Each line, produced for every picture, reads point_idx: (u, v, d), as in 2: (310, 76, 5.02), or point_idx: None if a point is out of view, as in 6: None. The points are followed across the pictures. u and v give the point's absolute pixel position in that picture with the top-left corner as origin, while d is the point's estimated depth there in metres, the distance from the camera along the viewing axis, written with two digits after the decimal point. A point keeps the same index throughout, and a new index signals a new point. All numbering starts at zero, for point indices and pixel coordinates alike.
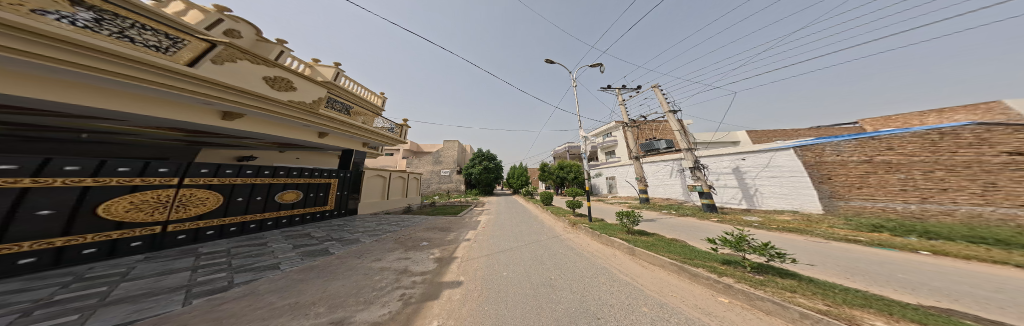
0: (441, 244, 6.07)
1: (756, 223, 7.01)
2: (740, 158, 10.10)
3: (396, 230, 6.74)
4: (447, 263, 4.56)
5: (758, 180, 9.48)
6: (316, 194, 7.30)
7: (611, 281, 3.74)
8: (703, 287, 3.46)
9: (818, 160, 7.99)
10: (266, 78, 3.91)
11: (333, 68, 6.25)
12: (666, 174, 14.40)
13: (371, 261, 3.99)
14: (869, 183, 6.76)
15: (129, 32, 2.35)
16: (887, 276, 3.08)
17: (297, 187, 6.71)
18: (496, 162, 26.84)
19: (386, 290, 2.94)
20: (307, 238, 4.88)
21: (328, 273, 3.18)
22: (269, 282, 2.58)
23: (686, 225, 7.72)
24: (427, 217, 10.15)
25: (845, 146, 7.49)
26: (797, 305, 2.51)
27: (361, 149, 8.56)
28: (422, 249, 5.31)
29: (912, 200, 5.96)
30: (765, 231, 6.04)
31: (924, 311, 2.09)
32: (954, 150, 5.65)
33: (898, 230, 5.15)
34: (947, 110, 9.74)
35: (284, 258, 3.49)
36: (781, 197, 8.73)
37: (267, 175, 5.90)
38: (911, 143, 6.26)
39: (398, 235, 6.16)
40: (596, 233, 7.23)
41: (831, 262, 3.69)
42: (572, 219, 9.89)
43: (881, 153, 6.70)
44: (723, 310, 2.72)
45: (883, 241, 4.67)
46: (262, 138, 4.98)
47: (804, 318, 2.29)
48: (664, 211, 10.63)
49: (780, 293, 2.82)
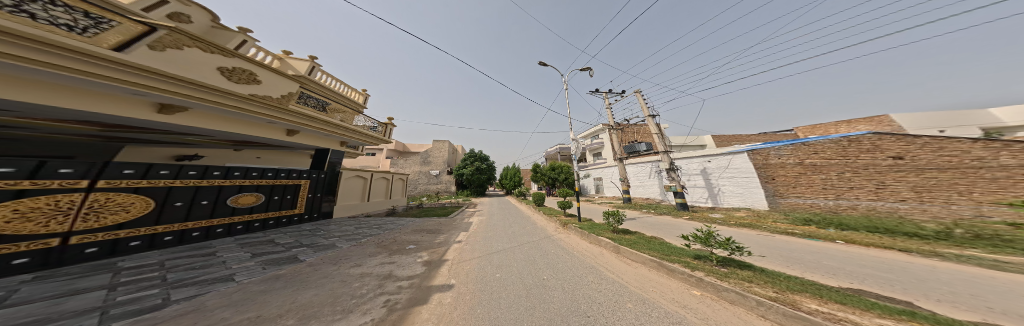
0: (429, 247, 5.87)
1: (719, 220, 7.72)
2: (706, 160, 10.84)
3: (378, 234, 6.39)
4: (436, 266, 4.43)
5: (720, 180, 10.20)
6: (281, 197, 6.80)
7: (599, 279, 3.87)
8: (678, 281, 3.71)
9: (765, 162, 8.90)
10: (222, 69, 3.55)
11: (308, 62, 5.87)
12: (646, 175, 15.26)
13: (350, 267, 3.76)
14: (801, 183, 7.89)
15: (34, 7, 2.01)
16: (813, 262, 3.60)
17: (257, 190, 6.20)
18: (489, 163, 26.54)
19: (368, 297, 2.79)
20: (270, 246, 4.47)
21: (297, 282, 2.95)
22: (220, 296, 2.33)
23: (663, 223, 8.26)
24: (415, 219, 9.78)
25: (784, 150, 8.45)
26: (754, 293, 2.80)
27: (337, 148, 8.05)
28: (408, 253, 5.11)
29: (830, 196, 7.28)
30: (727, 226, 6.67)
31: (839, 292, 2.47)
32: (858, 154, 6.96)
33: (822, 223, 6.03)
34: (861, 122, 11.71)
35: (238, 269, 3.16)
36: (737, 196, 9.59)
37: (216, 177, 5.34)
38: (830, 148, 7.48)
39: (380, 239, 5.86)
40: (585, 233, 7.46)
41: (774, 253, 4.19)
42: (563, 219, 10.13)
43: (811, 157, 7.78)
44: (696, 303, 2.92)
45: (813, 233, 5.37)
46: (213, 135, 4.49)
47: (759, 306, 2.60)
48: (643, 210, 11.28)
49: (741, 283, 3.12)
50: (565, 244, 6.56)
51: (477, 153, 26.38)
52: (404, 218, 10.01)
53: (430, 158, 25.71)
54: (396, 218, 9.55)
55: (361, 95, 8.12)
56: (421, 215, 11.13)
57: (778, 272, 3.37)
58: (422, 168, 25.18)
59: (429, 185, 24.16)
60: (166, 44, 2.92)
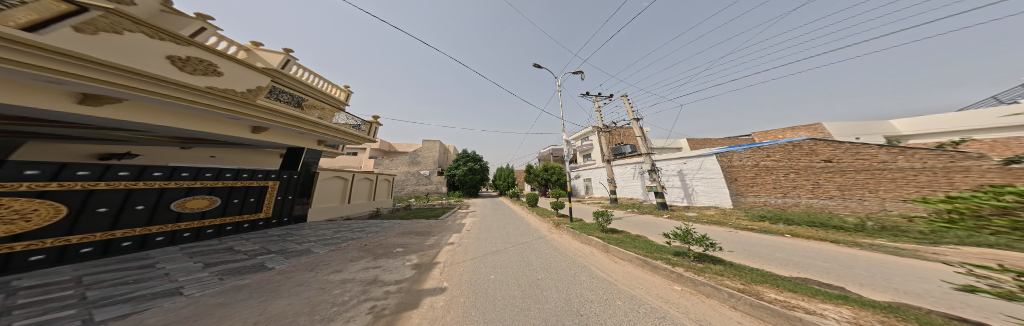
0: (419, 250, 5.69)
1: (694, 218, 8.32)
2: (683, 162, 11.40)
3: (361, 237, 6.08)
4: (427, 269, 4.30)
5: (693, 181, 10.90)
6: (242, 200, 6.14)
7: (590, 278, 3.97)
8: (662, 278, 3.88)
9: (730, 164, 9.85)
10: (172, 58, 3.20)
11: (281, 54, 5.47)
12: (630, 176, 15.97)
13: (329, 273, 3.53)
14: (757, 182, 9.13)
15: None
16: (769, 255, 4.04)
17: (212, 193, 5.51)
18: (482, 163, 26.24)
19: (351, 304, 2.63)
20: (229, 254, 4.07)
21: (266, 292, 2.72)
22: (165, 313, 2.08)
23: (647, 222, 8.70)
24: (403, 221, 9.45)
25: (746, 153, 9.58)
26: (726, 286, 3.03)
27: (314, 147, 7.56)
28: (396, 256, 4.92)
29: (778, 195, 8.61)
30: (700, 224, 7.17)
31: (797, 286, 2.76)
32: (800, 157, 8.52)
33: (773, 219, 6.80)
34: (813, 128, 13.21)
35: (187, 281, 2.83)
36: (708, 195, 10.31)
37: (158, 178, 4.64)
38: (780, 151, 8.93)
39: (364, 243, 5.57)
40: (576, 232, 7.63)
41: (741, 247, 4.55)
42: (556, 220, 10.28)
43: (765, 160, 9.10)
44: (677, 297, 3.11)
45: (768, 228, 5.96)
46: (161, 131, 4.03)
47: (731, 298, 2.84)
48: (628, 210, 11.83)
49: (715, 277, 3.37)
50: (557, 244, 6.65)
51: (471, 153, 25.98)
52: (392, 220, 9.64)
53: (419, 158, 24.95)
54: (382, 221, 9.16)
55: (342, 91, 7.69)
56: (410, 217, 10.75)
57: (742, 264, 3.70)
58: (410, 168, 24.36)
59: (417, 186, 23.40)
60: (99, 28, 2.58)
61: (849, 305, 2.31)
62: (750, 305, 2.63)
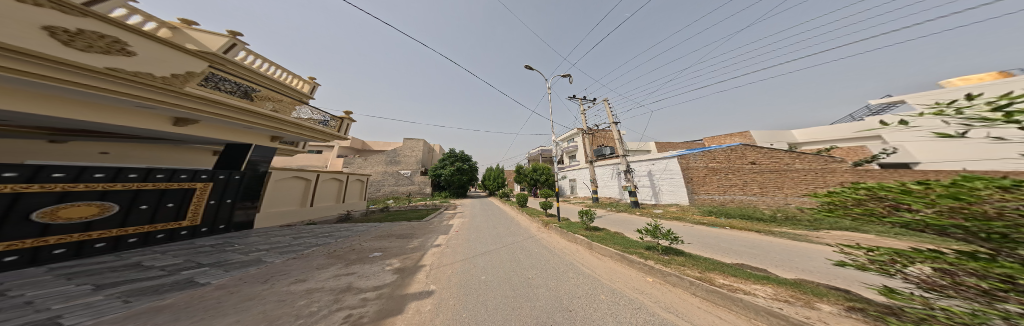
0: (400, 253, 5.36)
1: (660, 214, 9.15)
2: (651, 163, 12.37)
3: (329, 243, 5.52)
4: (410, 273, 4.07)
5: (659, 181, 11.93)
6: (155, 206, 4.85)
7: (577, 275, 4.10)
8: (636, 271, 4.17)
9: (687, 166, 11.15)
10: (51, 30, 2.56)
11: (227, 38, 4.73)
12: (609, 176, 16.94)
13: (289, 284, 3.14)
14: (707, 182, 10.73)
15: None
16: (719, 246, 4.64)
17: (108, 198, 4.21)
18: (471, 163, 25.68)
19: (321, 315, 2.38)
20: (142, 271, 3.36)
21: (200, 311, 2.32)
22: None
23: (622, 219, 9.36)
24: (380, 224, 8.83)
25: (700, 156, 11.07)
26: (688, 276, 3.35)
27: (269, 145, 6.68)
28: (374, 261, 4.57)
29: (720, 193, 10.44)
30: (665, 220, 7.83)
31: (740, 274, 3.21)
32: (740, 160, 10.57)
33: (719, 213, 7.79)
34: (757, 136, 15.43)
35: (76, 308, 2.26)
36: (671, 193, 11.37)
37: (10, 179, 3.31)
38: (726, 154, 10.88)
39: (332, 249, 5.06)
40: (564, 231, 7.83)
41: (698, 240, 5.12)
42: (544, 219, 10.42)
43: (711, 162, 10.88)
44: (650, 289, 3.35)
45: (714, 221, 6.84)
46: (39, 120, 3.25)
47: (691, 285, 3.17)
48: (606, 208, 12.56)
49: (679, 267, 3.72)
50: (546, 243, 6.76)
51: (459, 153, 25.26)
52: (368, 223, 8.96)
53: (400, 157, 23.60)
54: (356, 225, 8.43)
55: (306, 84, 6.97)
56: (388, 220, 10.07)
57: (700, 255, 4.17)
58: (389, 168, 22.90)
59: (397, 187, 22.02)
60: None
61: (774, 284, 2.82)
62: (706, 290, 2.96)
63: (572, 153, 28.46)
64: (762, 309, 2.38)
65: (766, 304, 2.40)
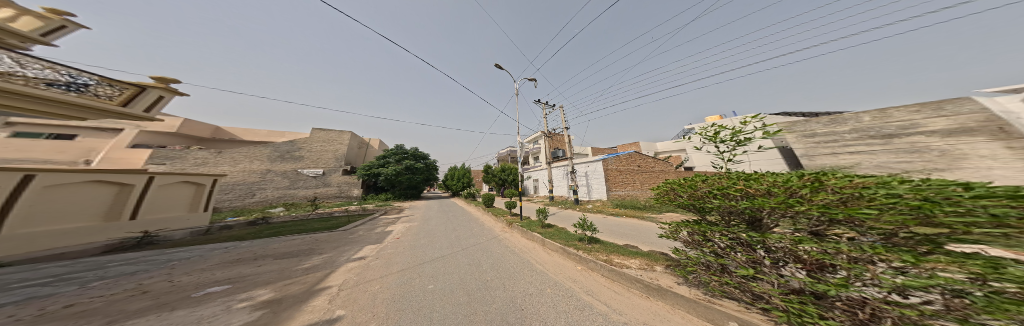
0: (280, 279, 3.89)
1: (592, 208, 11.10)
2: (586, 165, 14.79)
3: (85, 293, 3.23)
4: (294, 303, 2.97)
5: (592, 180, 14.42)
6: None
7: (531, 271, 4.20)
8: (570, 260, 4.74)
9: (609, 168, 13.95)
10: None
11: None
12: (560, 177, 19.08)
13: None
14: (620, 180, 13.96)
15: None
16: (631, 233, 6.02)
17: None
18: (427, 161, 22.65)
19: None
20: None
21: None
22: None
23: (567, 215, 10.62)
24: (253, 243, 6.25)
25: (618, 161, 14.16)
26: (601, 261, 4.06)
27: None
28: (209, 302, 3.05)
29: (625, 189, 13.94)
30: (595, 213, 9.64)
31: (633, 254, 4.25)
32: (637, 164, 14.63)
33: (623, 205, 10.28)
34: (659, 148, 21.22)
35: None
36: (597, 191, 13.95)
37: None
38: (633, 160, 14.67)
39: (82, 302, 2.96)
40: (524, 229, 7.97)
41: (610, 228, 6.59)
42: (508, 219, 10.30)
43: (624, 166, 14.25)
44: (578, 275, 3.85)
45: (617, 212, 9.07)
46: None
47: (599, 267, 3.93)
48: (558, 205, 14.04)
49: (595, 254, 4.48)
50: (508, 243, 6.64)
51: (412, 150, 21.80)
52: (209, 244, 6.15)
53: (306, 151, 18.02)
54: (180, 250, 5.62)
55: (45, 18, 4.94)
56: (273, 235, 7.30)
57: (614, 241, 5.33)
58: (287, 165, 17.15)
59: (308, 190, 16.97)
60: None
61: (648, 260, 3.87)
62: (608, 270, 3.70)
63: (533, 154, 30.27)
64: (633, 278, 3.24)
65: (635, 275, 3.27)
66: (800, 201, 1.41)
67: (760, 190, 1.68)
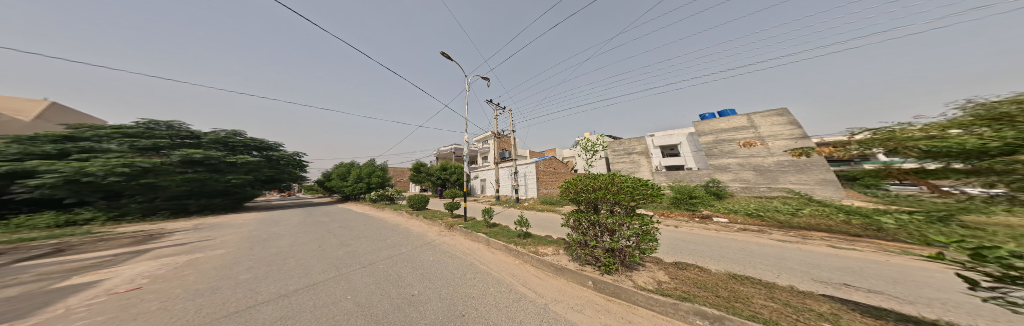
0: None
1: (529, 206, 13.02)
2: (522, 166, 17.84)
3: None
4: None
5: (528, 180, 17.43)
6: None
7: (472, 273, 3.77)
8: (508, 255, 4.78)
9: (541, 169, 17.52)
10: None
11: None
12: (503, 177, 20.84)
13: None
14: (547, 181, 17.69)
15: None
16: (552, 227, 7.58)
17: None
18: (270, 154, 14.61)
19: None
20: None
21: None
22: None
23: (508, 213, 11.50)
24: None
25: (547, 164, 17.93)
26: (535, 252, 4.44)
27: None
28: None
29: (548, 187, 17.68)
30: (528, 211, 11.70)
31: (553, 242, 5.26)
32: (558, 169, 18.83)
33: (547, 202, 13.26)
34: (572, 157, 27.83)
35: None
36: (530, 189, 17.21)
37: None
38: (556, 165, 18.64)
39: None
40: (468, 231, 7.17)
41: (538, 223, 8.45)
42: (449, 221, 9.06)
43: (550, 170, 18.12)
44: (518, 268, 3.97)
45: (541, 207, 12.41)
46: None
47: (524, 256, 4.51)
48: (500, 203, 15.24)
49: (527, 246, 4.99)
50: (447, 247, 5.61)
51: (197, 132, 12.24)
52: None
53: None
54: None
55: None
56: None
57: (540, 234, 6.44)
58: None
59: None
60: None
61: (561, 246, 4.88)
62: (536, 260, 4.07)
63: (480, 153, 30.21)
64: (547, 263, 3.93)
65: (554, 260, 3.95)
66: (611, 193, 3.35)
67: (601, 186, 3.45)
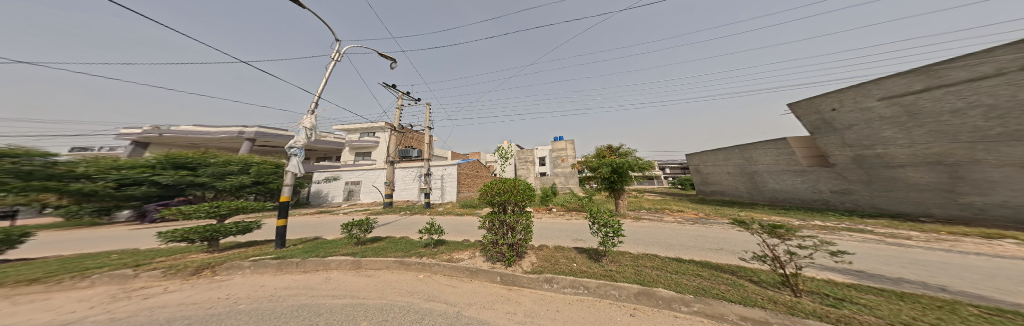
0: None
1: (444, 211, 12.89)
2: (443, 168, 17.47)
3: None
4: None
5: (445, 183, 17.28)
6: None
7: (319, 315, 2.19)
8: (405, 273, 3.98)
9: (463, 172, 18.19)
10: None
11: None
12: (410, 179, 17.95)
13: None
14: (465, 182, 18.45)
15: None
16: (467, 230, 8.31)
17: None
18: None
19: None
20: None
21: None
22: None
23: (413, 221, 10.37)
24: None
25: (466, 166, 18.71)
26: (449, 261, 4.27)
27: None
28: None
29: (464, 189, 18.34)
30: (444, 215, 11.75)
31: (466, 244, 5.84)
32: (474, 172, 20.00)
33: (467, 206, 13.98)
34: None
35: None
36: (447, 193, 17.08)
37: None
38: (472, 168, 19.69)
39: None
40: (292, 259, 4.27)
41: (454, 228, 8.61)
42: (217, 258, 4.44)
43: (467, 172, 18.91)
44: (424, 285, 3.37)
45: (459, 211, 12.71)
46: None
47: (432, 267, 4.09)
48: (402, 212, 12.89)
49: (437, 257, 4.58)
50: (242, 296, 2.96)
51: None
52: None
53: None
54: None
55: None
56: None
57: (455, 239, 6.55)
58: None
59: None
60: None
61: (471, 248, 5.34)
62: (448, 268, 4.01)
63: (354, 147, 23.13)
64: (461, 267, 4.00)
65: (470, 265, 4.06)
66: (506, 193, 4.48)
67: (501, 186, 4.58)
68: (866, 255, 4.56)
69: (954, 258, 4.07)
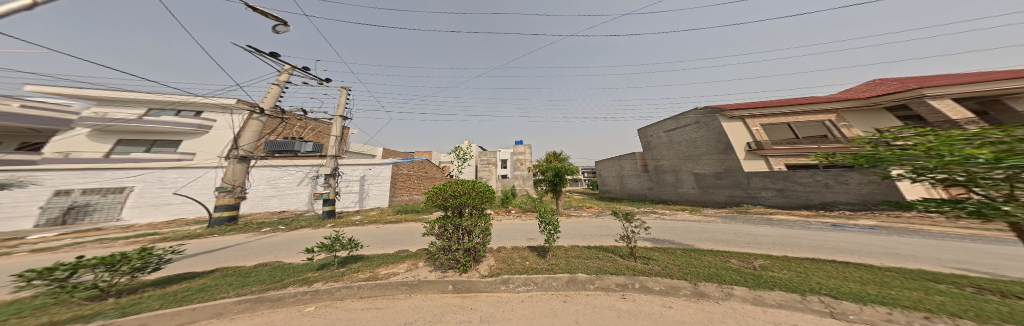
0: None
1: (357, 221, 9.97)
2: (369, 168, 14.01)
3: None
4: None
5: (368, 186, 13.90)
6: None
7: None
8: (276, 311, 2.40)
9: (399, 173, 15.39)
10: None
11: None
12: (293, 182, 12.85)
13: None
14: (405, 184, 15.82)
15: None
16: (396, 239, 6.92)
17: None
18: None
19: None
20: None
21: None
22: None
23: (300, 236, 7.43)
24: None
25: (407, 166, 16.02)
26: (359, 283, 3.04)
27: None
28: None
29: (404, 193, 15.71)
30: (357, 226, 9.01)
31: (399, 254, 4.73)
32: (422, 173, 17.47)
33: (409, 211, 12.21)
34: None
35: None
36: (376, 198, 13.96)
37: None
38: (417, 168, 17.09)
39: None
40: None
41: (372, 240, 6.95)
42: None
43: (408, 174, 16.15)
44: (322, 319, 2.19)
45: (399, 218, 10.58)
46: None
47: (334, 294, 2.78)
48: (269, 226, 8.91)
49: (347, 278, 3.24)
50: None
51: None
52: None
53: None
54: None
55: None
56: None
57: (377, 252, 5.26)
58: None
59: None
60: None
61: (409, 260, 4.32)
62: (367, 288, 2.93)
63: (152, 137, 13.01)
64: (391, 284, 3.05)
65: (408, 278, 3.23)
66: (466, 196, 4.06)
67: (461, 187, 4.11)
68: (681, 226, 8.23)
69: (707, 227, 8.30)
